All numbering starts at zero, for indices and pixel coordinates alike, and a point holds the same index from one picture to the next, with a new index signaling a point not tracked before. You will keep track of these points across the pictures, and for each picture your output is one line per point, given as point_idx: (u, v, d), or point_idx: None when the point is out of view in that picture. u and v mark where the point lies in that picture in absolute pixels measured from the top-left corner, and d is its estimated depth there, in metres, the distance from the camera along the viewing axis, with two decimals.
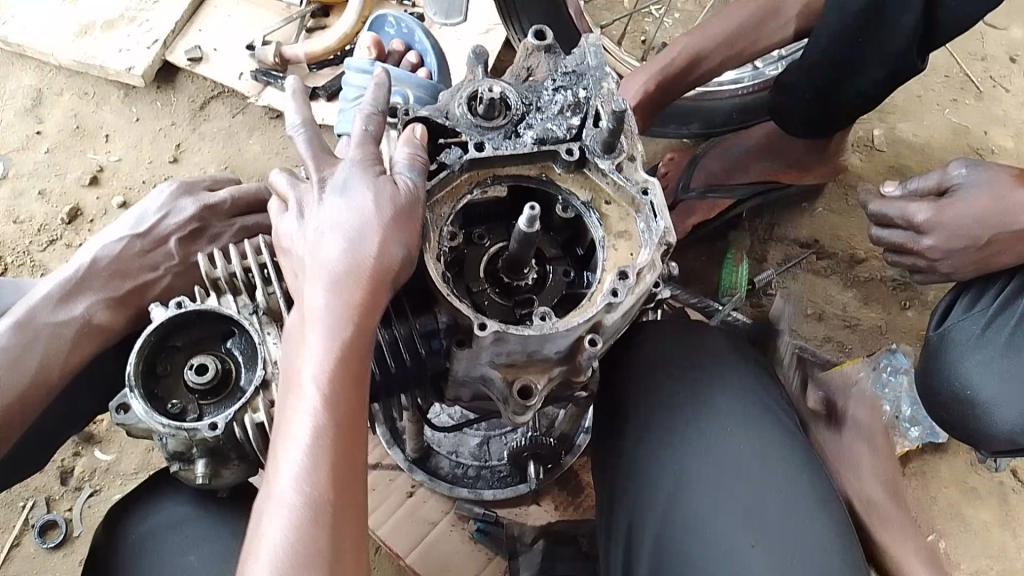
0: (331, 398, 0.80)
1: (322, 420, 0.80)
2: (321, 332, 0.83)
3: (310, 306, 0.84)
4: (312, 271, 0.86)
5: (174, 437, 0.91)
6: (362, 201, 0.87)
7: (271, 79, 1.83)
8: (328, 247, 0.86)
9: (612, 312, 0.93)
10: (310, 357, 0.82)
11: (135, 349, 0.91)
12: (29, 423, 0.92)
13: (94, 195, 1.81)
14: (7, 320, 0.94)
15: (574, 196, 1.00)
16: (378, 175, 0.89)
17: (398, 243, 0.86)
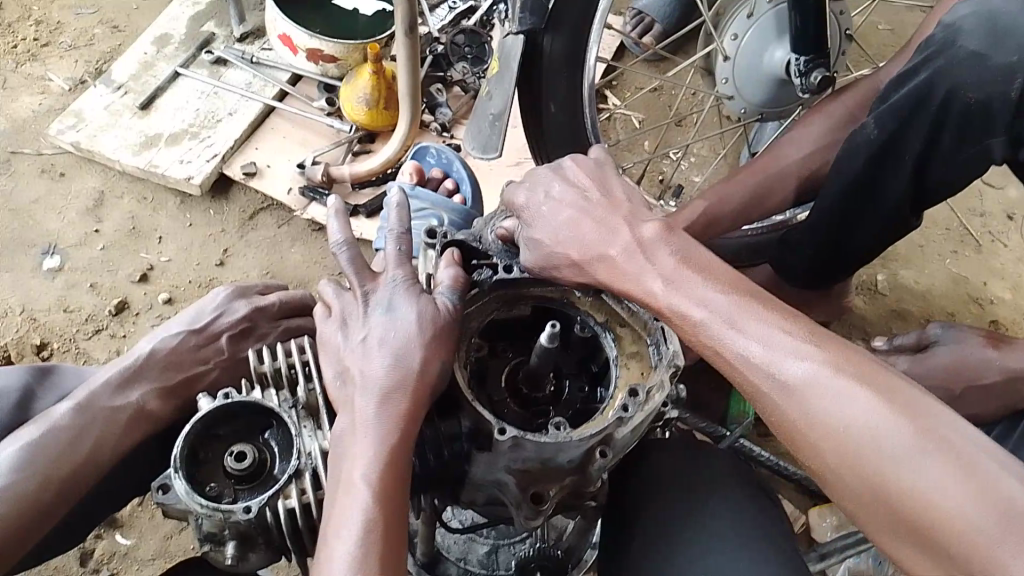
0: (378, 498, 0.90)
1: (370, 518, 0.89)
2: (370, 439, 0.92)
3: (359, 414, 0.95)
4: (361, 381, 0.97)
5: (209, 518, 0.97)
6: (406, 320, 0.99)
7: (316, 195, 1.99)
8: (376, 361, 0.97)
9: (623, 427, 1.01)
10: (358, 460, 0.91)
11: (182, 434, 1.00)
12: (79, 498, 1.00)
13: (142, 291, 1.93)
14: (69, 400, 1.03)
15: (592, 317, 1.10)
16: (420, 295, 1.02)
17: (438, 359, 0.98)
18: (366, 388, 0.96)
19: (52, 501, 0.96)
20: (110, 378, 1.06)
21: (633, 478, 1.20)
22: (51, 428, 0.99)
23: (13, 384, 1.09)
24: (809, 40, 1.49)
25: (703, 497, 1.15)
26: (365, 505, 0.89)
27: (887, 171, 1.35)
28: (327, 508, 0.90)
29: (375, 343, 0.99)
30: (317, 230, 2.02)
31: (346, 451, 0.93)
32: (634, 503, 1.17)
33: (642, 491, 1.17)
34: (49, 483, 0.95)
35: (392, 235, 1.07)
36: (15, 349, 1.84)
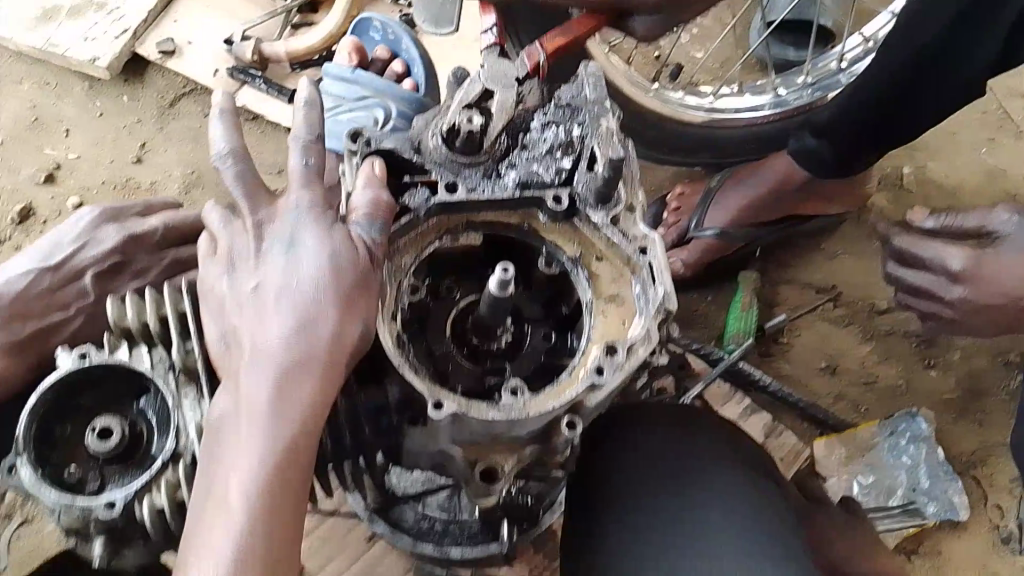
0: (264, 513, 0.64)
1: (250, 541, 0.63)
2: (259, 429, 0.67)
3: (245, 390, 0.69)
4: (250, 346, 0.72)
5: (65, 513, 0.76)
6: (314, 264, 0.74)
7: (247, 77, 1.69)
8: (272, 319, 0.72)
9: (596, 394, 0.79)
10: (240, 457, 0.66)
11: (29, 406, 0.77)
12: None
13: (48, 194, 1.66)
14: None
15: (560, 250, 0.86)
16: (332, 227, 0.77)
17: (359, 320, 0.74)
18: (260, 355, 0.70)
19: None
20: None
21: (612, 444, 0.90)
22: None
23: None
24: None
25: (709, 475, 0.85)
26: (244, 520, 0.63)
27: (970, 38, 1.10)
28: (192, 525, 0.64)
29: (270, 294, 0.74)
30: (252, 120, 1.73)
31: (226, 443, 0.67)
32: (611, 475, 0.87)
33: (624, 460, 0.88)
34: None
35: (298, 144, 0.81)
36: None
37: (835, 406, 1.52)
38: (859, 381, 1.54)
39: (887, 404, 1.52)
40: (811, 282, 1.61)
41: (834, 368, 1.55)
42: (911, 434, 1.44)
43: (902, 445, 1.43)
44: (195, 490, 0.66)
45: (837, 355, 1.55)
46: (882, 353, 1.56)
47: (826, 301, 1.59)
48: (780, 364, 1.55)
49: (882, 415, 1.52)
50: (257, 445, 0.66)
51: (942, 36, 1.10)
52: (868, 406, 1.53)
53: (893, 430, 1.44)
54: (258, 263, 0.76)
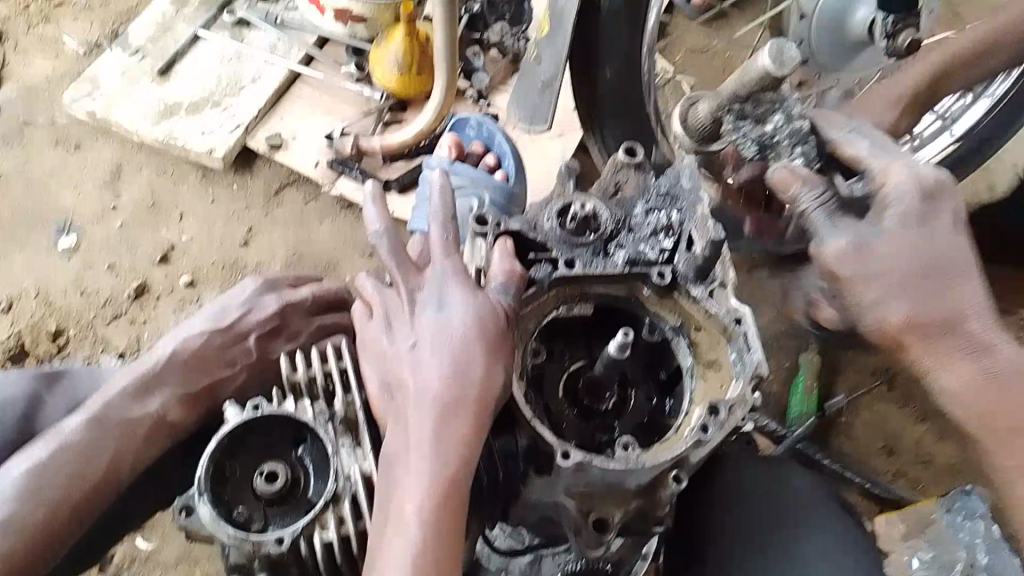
0: (432, 534, 0.79)
1: (421, 556, 0.78)
2: (425, 464, 0.80)
3: (412, 430, 0.83)
4: (412, 391, 0.84)
5: (237, 547, 0.86)
6: (461, 322, 0.86)
7: (346, 169, 1.87)
8: (429, 368, 0.85)
9: (701, 448, 0.89)
10: (411, 487, 0.80)
11: (206, 452, 0.88)
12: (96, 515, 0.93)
13: (162, 272, 1.83)
14: (83, 410, 0.95)
15: (663, 320, 0.98)
16: (474, 290, 0.88)
17: (499, 369, 0.85)
18: (421, 403, 0.83)
19: (63, 524, 0.89)
20: (124, 386, 0.97)
21: (707, 494, 1.08)
22: (60, 447, 0.91)
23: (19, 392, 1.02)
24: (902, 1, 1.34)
25: (785, 542, 1.02)
26: (415, 545, 0.78)
27: None
28: (376, 540, 0.80)
29: (427, 346, 0.86)
30: (346, 207, 1.90)
31: (398, 476, 0.82)
32: (705, 536, 1.05)
33: (715, 524, 1.05)
34: (66, 506, 0.89)
35: (438, 220, 0.93)
36: (31, 335, 1.75)
37: (896, 482, 1.62)
38: (916, 459, 1.64)
39: (944, 481, 1.62)
40: (867, 365, 1.71)
41: (892, 447, 1.64)
42: (968, 511, 1.45)
43: (961, 522, 1.44)
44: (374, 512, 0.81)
45: (894, 435, 1.65)
46: (939, 432, 1.65)
47: (883, 382, 1.69)
48: (841, 442, 1.64)
49: (938, 493, 1.61)
50: (424, 478, 0.80)
51: None
52: (926, 483, 1.62)
53: (953, 508, 1.47)
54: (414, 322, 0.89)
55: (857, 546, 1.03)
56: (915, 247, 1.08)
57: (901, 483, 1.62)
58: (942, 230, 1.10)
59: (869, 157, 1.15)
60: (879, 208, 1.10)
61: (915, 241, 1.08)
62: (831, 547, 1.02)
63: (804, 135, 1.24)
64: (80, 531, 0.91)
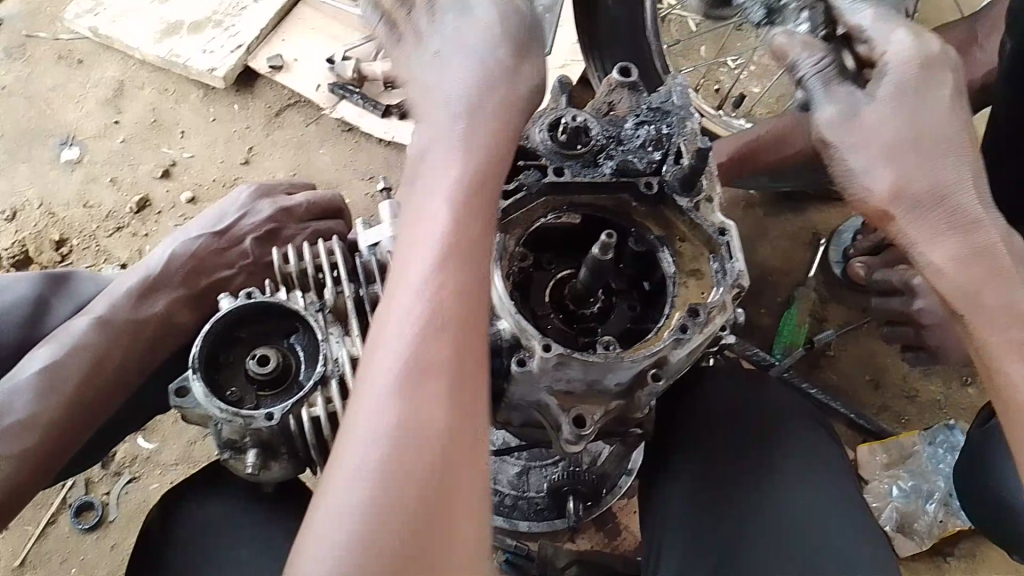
0: (447, 281, 0.76)
1: (431, 308, 0.75)
2: (441, 215, 0.79)
3: (429, 183, 0.82)
4: (429, 154, 0.83)
5: (228, 424, 0.90)
6: (475, 89, 0.86)
7: (347, 92, 1.88)
8: (448, 132, 0.84)
9: (679, 350, 0.92)
10: (425, 234, 0.79)
11: (201, 335, 0.92)
12: (112, 410, 0.94)
13: (164, 188, 1.84)
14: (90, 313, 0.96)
15: (648, 231, 1.00)
16: (488, 63, 0.88)
17: (510, 134, 0.85)
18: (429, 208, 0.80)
19: (85, 416, 0.89)
20: (128, 288, 0.99)
21: (685, 405, 1.12)
22: (73, 344, 0.91)
23: (23, 294, 1.01)
24: None
25: (761, 451, 1.06)
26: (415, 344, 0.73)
27: None
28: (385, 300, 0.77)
29: (445, 110, 0.85)
30: (347, 130, 1.91)
31: (396, 281, 0.77)
32: (681, 438, 1.09)
33: (693, 433, 1.09)
34: (85, 401, 0.89)
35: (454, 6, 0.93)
36: (34, 244, 1.78)
37: (880, 415, 1.65)
38: (902, 393, 1.67)
39: (927, 415, 1.65)
40: (858, 302, 1.74)
41: (876, 381, 1.67)
42: (949, 444, 1.57)
43: (941, 453, 1.56)
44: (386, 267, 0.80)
45: (880, 370, 1.68)
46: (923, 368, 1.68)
47: (872, 319, 1.72)
48: (826, 373, 1.68)
49: (919, 426, 1.64)
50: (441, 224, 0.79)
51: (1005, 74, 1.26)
52: (910, 416, 1.65)
53: (933, 439, 1.58)
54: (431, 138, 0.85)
55: (829, 453, 1.07)
56: (902, 116, 0.96)
57: (884, 416, 1.65)
58: (941, 103, 0.97)
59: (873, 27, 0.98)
60: (873, 79, 0.98)
61: (907, 113, 0.96)
62: (803, 452, 1.05)
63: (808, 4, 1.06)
64: (97, 425, 0.92)
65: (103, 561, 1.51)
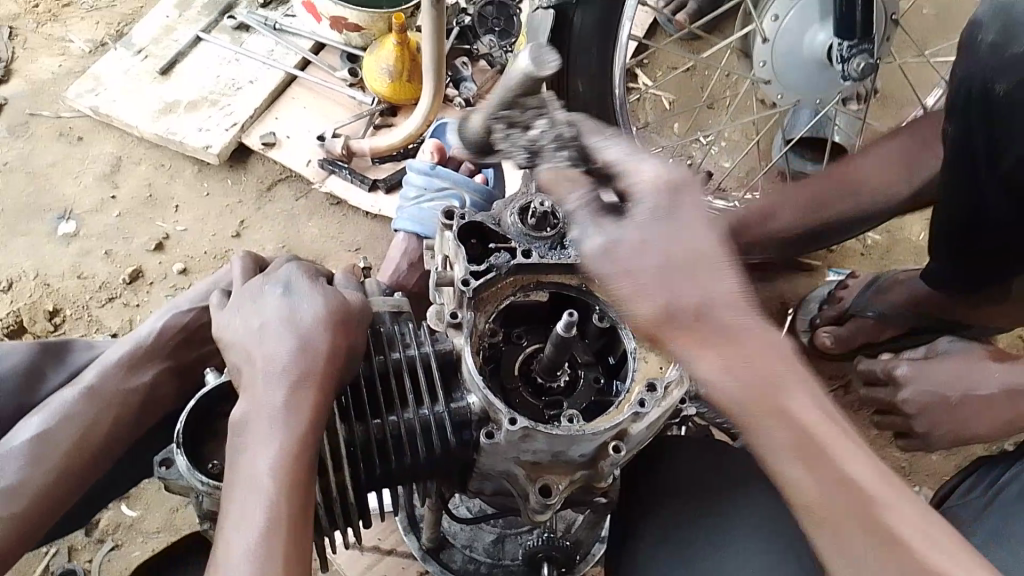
0: (287, 484, 0.84)
1: (276, 509, 0.84)
2: (274, 429, 0.86)
3: (262, 397, 0.89)
4: (259, 362, 0.91)
5: (209, 496, 0.94)
6: (307, 306, 0.95)
7: (336, 168, 1.97)
8: (277, 341, 0.92)
9: (639, 422, 0.98)
10: (260, 448, 0.86)
11: (186, 409, 0.96)
12: (99, 476, 0.97)
13: (156, 260, 1.91)
14: (78, 385, 0.98)
15: (611, 308, 1.06)
16: (320, 286, 0.98)
17: (342, 338, 0.93)
18: (257, 408, 0.88)
19: (70, 487, 0.92)
20: (118, 359, 1.01)
21: (651, 473, 1.14)
22: (59, 420, 0.94)
23: (18, 361, 1.00)
24: (850, 29, 1.43)
25: (726, 519, 1.07)
26: (251, 548, 0.82)
27: (1005, 155, 1.26)
28: (231, 501, 0.85)
29: (275, 325, 0.94)
30: (335, 204, 2.00)
31: (233, 527, 0.83)
32: (646, 503, 1.11)
33: (663, 503, 1.11)
34: (70, 476, 0.92)
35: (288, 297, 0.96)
36: (28, 314, 1.83)
37: None
38: None
39: None
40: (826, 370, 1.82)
41: None
42: None
43: None
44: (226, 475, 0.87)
45: None
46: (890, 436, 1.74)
47: (838, 386, 1.80)
48: None
49: None
50: (276, 439, 0.86)
51: (952, 155, 1.33)
52: None
53: None
54: (260, 340, 0.93)
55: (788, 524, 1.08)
56: (663, 247, 0.79)
57: None
58: (696, 221, 0.81)
59: (620, 160, 0.83)
60: (629, 208, 0.81)
61: (668, 237, 0.79)
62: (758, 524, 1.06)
63: (567, 140, 0.88)
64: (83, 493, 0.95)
65: None
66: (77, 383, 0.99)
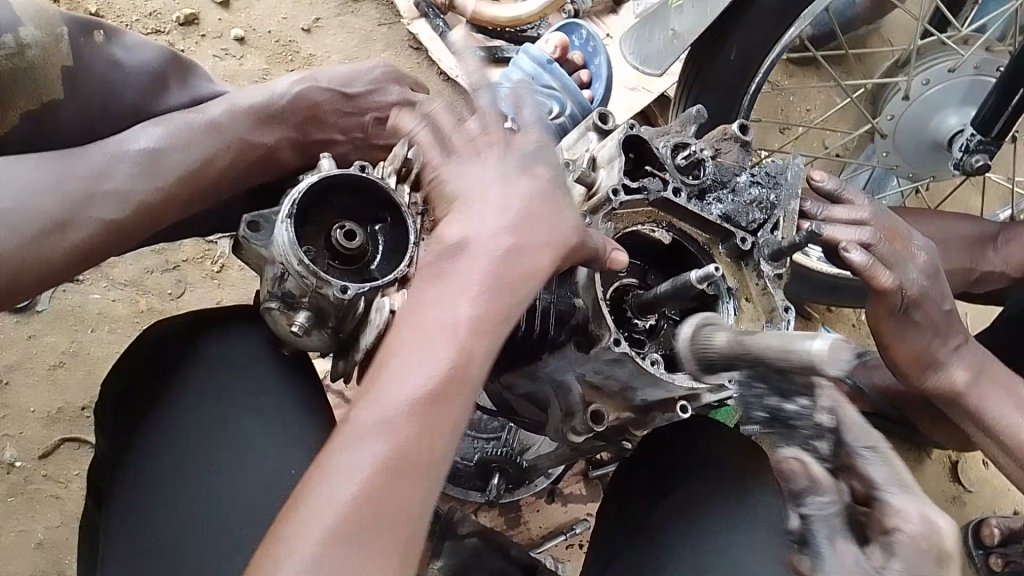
0: (459, 353, 0.81)
1: (439, 375, 0.79)
2: (467, 294, 0.82)
3: (467, 256, 0.84)
4: (471, 217, 0.86)
5: (297, 278, 0.88)
6: (524, 173, 0.88)
7: (430, 13, 1.82)
8: (495, 201, 0.86)
9: (714, 393, 0.98)
10: (447, 308, 0.82)
11: (303, 184, 0.90)
12: (194, 212, 0.90)
13: (217, 15, 1.77)
14: (205, 116, 0.90)
15: (723, 278, 1.05)
16: (531, 155, 0.89)
17: (555, 213, 0.87)
18: (496, 203, 0.86)
19: (171, 212, 0.85)
20: (249, 107, 0.94)
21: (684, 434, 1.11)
22: (180, 140, 0.86)
23: (145, 62, 0.93)
24: (988, 127, 1.43)
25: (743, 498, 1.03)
26: (455, 325, 0.81)
27: None
28: (396, 346, 0.81)
29: (495, 184, 0.87)
30: (414, 47, 1.87)
31: (391, 375, 0.79)
32: (686, 475, 1.07)
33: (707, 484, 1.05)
34: (175, 201, 0.85)
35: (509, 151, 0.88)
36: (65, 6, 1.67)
37: None
38: None
39: None
40: None
41: None
42: None
43: None
44: (398, 318, 0.84)
45: None
46: None
47: None
48: None
49: None
50: (464, 306, 0.82)
51: None
52: None
53: None
54: (511, 140, 0.88)
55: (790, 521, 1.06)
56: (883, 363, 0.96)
57: None
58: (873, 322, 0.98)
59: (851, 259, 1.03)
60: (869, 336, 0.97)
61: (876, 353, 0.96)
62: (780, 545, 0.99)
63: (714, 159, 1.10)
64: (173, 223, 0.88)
65: (14, 348, 1.47)
66: (202, 111, 0.91)
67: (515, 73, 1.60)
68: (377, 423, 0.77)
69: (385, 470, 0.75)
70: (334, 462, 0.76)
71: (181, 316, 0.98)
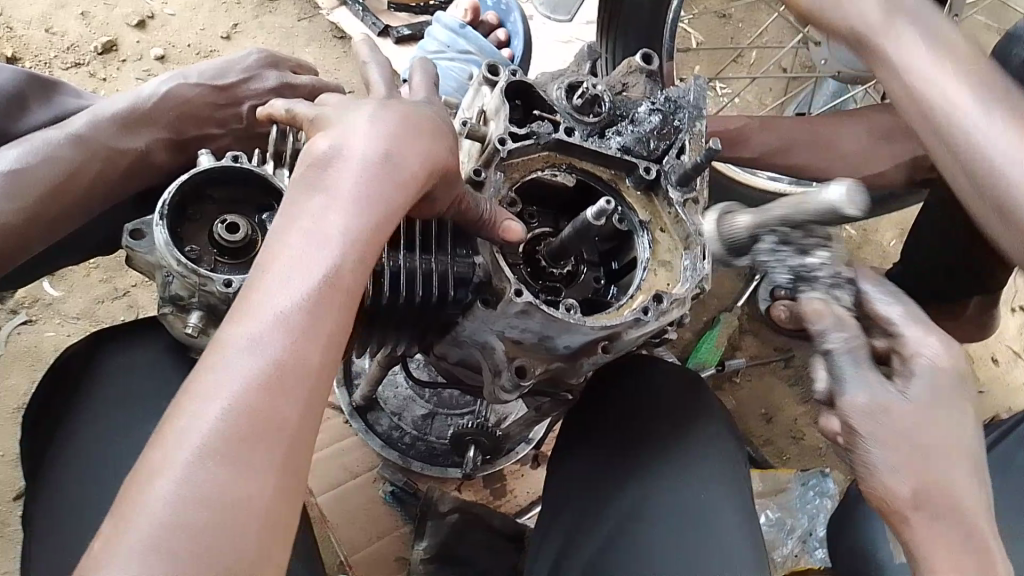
0: (314, 320, 0.68)
1: (291, 347, 0.66)
2: (321, 253, 0.70)
3: (319, 214, 0.72)
4: (324, 172, 0.75)
5: (181, 279, 0.87)
6: (386, 121, 0.78)
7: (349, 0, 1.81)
8: (351, 151, 0.76)
9: (635, 329, 0.94)
10: (300, 271, 0.69)
11: (174, 183, 0.87)
12: (72, 227, 0.90)
13: (135, 38, 1.76)
14: (65, 130, 0.89)
15: (633, 212, 1.02)
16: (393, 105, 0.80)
17: (413, 156, 0.77)
18: (354, 154, 0.76)
19: (39, 231, 0.85)
20: (113, 114, 0.92)
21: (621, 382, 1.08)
22: (39, 156, 0.86)
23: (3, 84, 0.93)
24: None
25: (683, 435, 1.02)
26: (309, 289, 0.69)
27: None
28: (235, 319, 0.67)
29: (351, 135, 0.77)
30: (338, 37, 1.85)
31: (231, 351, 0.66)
32: (625, 419, 1.04)
33: (650, 432, 1.02)
34: (41, 220, 0.85)
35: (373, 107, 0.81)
36: None
37: (764, 448, 1.76)
38: (790, 432, 1.79)
39: (805, 458, 1.77)
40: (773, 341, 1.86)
41: (769, 416, 1.79)
42: (819, 489, 1.63)
43: (809, 496, 1.63)
44: (241, 290, 0.70)
45: (775, 407, 1.80)
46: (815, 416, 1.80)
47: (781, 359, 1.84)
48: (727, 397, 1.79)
49: (796, 465, 1.76)
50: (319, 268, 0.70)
51: None
52: (790, 456, 1.77)
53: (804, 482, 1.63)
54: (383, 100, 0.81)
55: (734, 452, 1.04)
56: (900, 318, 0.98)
57: (768, 450, 1.77)
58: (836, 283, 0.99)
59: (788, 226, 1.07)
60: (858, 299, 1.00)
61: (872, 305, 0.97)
62: (721, 480, 0.98)
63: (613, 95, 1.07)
64: (49, 241, 0.88)
65: None
66: (65, 126, 0.90)
67: (430, 44, 1.57)
68: (216, 406, 0.63)
69: (231, 456, 0.61)
70: (180, 423, 0.63)
71: (92, 333, 0.99)
